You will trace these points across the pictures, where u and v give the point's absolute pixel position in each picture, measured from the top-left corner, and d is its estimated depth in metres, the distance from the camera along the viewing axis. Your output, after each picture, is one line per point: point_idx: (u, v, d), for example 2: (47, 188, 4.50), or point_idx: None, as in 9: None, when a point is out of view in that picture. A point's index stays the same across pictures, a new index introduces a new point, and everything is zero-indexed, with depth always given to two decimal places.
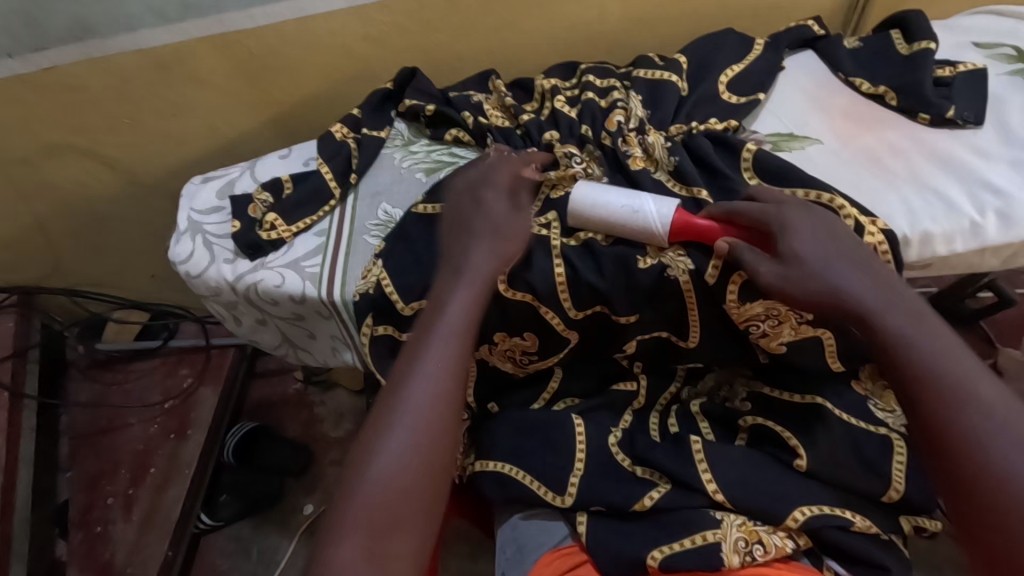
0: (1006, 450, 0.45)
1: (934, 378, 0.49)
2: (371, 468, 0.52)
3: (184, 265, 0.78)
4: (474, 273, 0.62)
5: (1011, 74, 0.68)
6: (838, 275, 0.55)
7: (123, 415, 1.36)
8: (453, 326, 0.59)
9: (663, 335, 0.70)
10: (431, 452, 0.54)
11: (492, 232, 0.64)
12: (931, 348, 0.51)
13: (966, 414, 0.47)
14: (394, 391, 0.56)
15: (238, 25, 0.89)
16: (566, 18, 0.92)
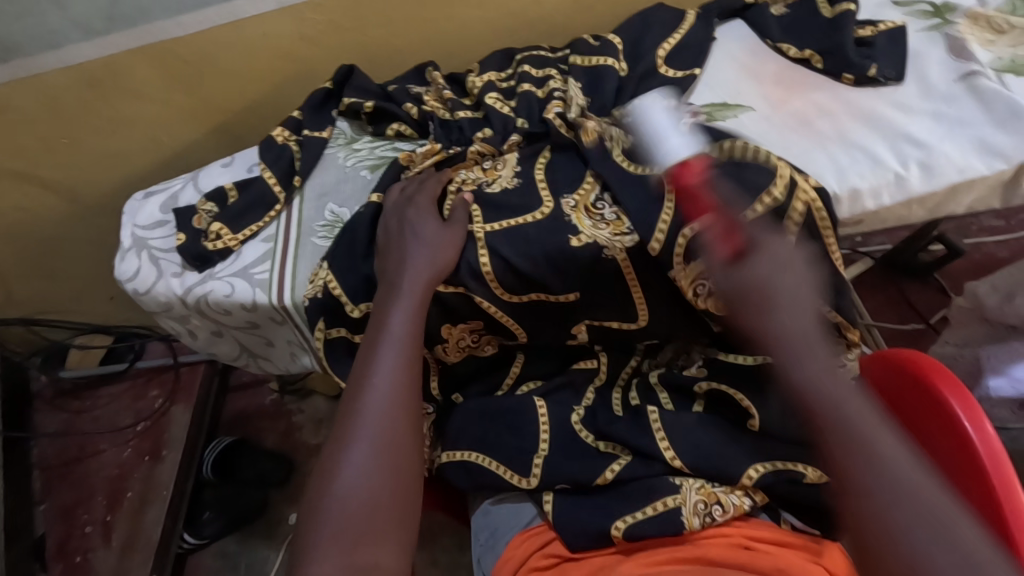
0: (910, 526, 0.43)
1: (852, 438, 0.46)
2: (335, 479, 0.54)
3: (131, 283, 0.77)
4: (415, 282, 0.63)
5: (928, 30, 0.69)
6: (783, 310, 0.50)
7: (94, 441, 1.33)
8: (393, 341, 0.60)
9: (612, 322, 0.70)
10: (395, 460, 0.55)
11: (420, 239, 0.65)
12: (845, 402, 0.47)
13: (893, 517, 0.43)
14: (351, 402, 0.58)
15: (168, 34, 0.87)
16: (502, 5, 0.92)
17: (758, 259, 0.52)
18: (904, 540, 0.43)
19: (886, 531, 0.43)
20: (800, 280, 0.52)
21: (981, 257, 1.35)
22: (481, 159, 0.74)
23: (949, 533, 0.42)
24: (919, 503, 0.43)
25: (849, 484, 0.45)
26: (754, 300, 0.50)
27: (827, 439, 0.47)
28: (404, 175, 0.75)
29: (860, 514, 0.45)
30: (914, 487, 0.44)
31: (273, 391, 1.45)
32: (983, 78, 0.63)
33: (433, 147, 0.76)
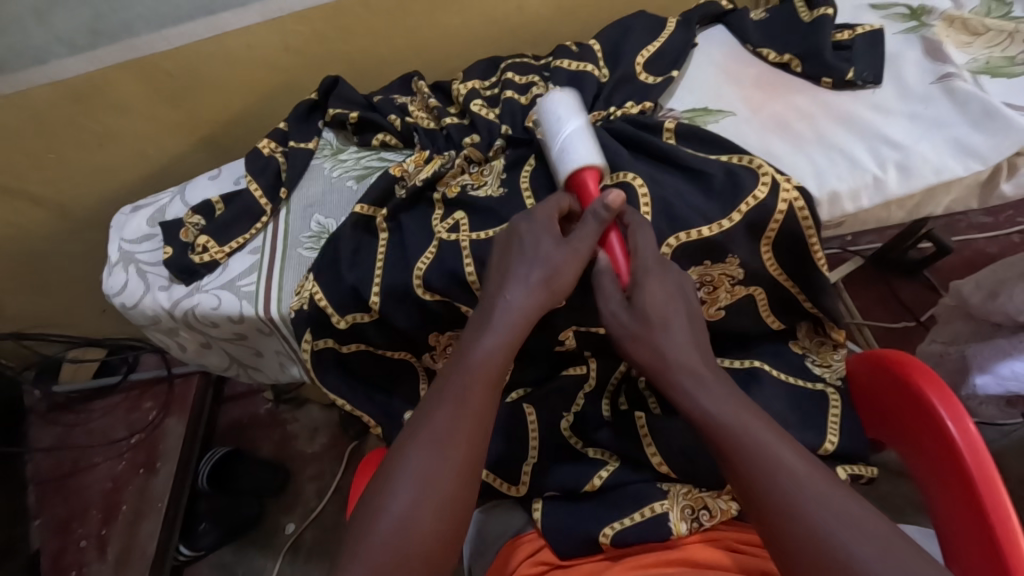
0: (829, 528, 0.45)
1: (747, 452, 0.49)
2: (383, 508, 0.50)
3: (119, 297, 0.77)
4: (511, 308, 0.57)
5: (905, 33, 0.70)
6: (667, 335, 0.55)
7: (88, 455, 1.33)
8: (472, 373, 0.55)
9: (600, 327, 0.70)
10: (449, 505, 0.50)
11: (518, 256, 0.59)
12: (743, 418, 0.51)
13: (800, 517, 0.46)
14: (416, 429, 0.54)
15: (154, 48, 0.88)
16: (486, 13, 0.93)
17: (636, 291, 0.56)
18: (821, 538, 0.45)
19: (807, 529, 0.45)
20: (682, 310, 0.56)
21: (970, 253, 1.35)
22: (468, 164, 0.73)
23: (875, 537, 0.44)
24: (826, 505, 0.46)
25: (756, 496, 0.48)
26: (674, 327, 0.55)
27: (731, 456, 0.50)
28: (398, 187, 0.73)
29: (775, 521, 0.47)
30: (798, 493, 0.47)
31: (268, 400, 1.45)
32: (959, 79, 0.63)
33: (420, 154, 0.76)
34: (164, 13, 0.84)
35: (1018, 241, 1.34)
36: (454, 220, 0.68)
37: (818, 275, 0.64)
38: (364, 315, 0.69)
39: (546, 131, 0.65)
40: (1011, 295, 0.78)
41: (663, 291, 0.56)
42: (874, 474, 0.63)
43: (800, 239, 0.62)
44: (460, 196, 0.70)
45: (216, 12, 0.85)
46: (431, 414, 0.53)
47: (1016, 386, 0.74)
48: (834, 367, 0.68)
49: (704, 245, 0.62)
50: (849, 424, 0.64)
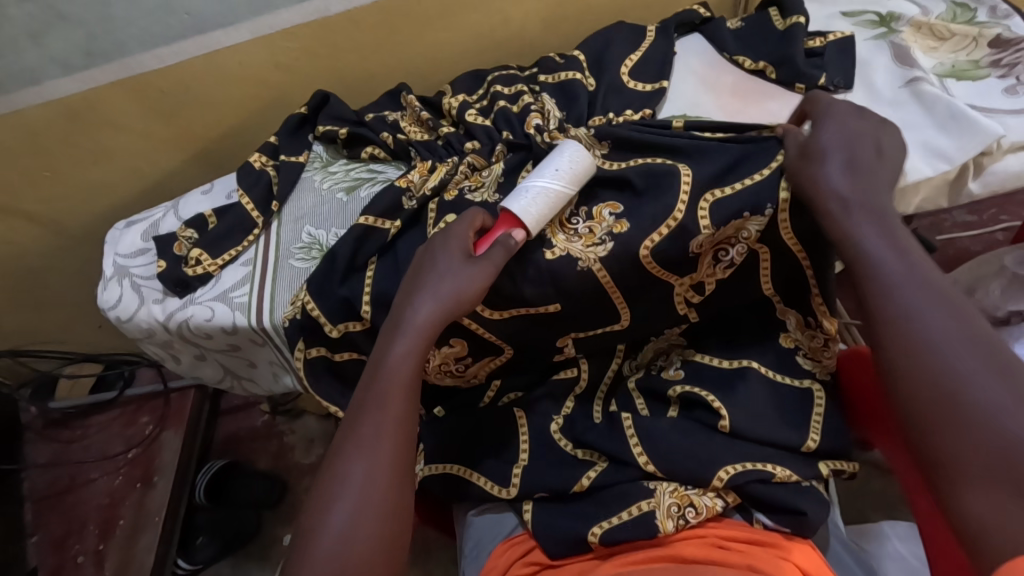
0: (966, 374, 0.48)
1: (902, 296, 0.52)
2: (325, 522, 0.54)
3: (114, 311, 0.78)
4: (421, 322, 0.61)
5: (876, 39, 0.72)
6: (836, 179, 0.58)
7: (85, 470, 1.33)
8: (388, 385, 0.59)
9: (596, 330, 0.72)
10: (383, 511, 0.55)
11: (425, 276, 0.63)
12: (903, 261, 0.54)
13: (944, 356, 0.49)
14: (347, 438, 0.58)
15: (146, 66, 0.89)
16: (471, 27, 0.95)
17: (829, 138, 0.60)
18: (954, 381, 0.48)
19: (942, 370, 0.49)
20: (879, 162, 0.59)
21: (954, 251, 1.37)
22: (471, 170, 0.75)
23: (995, 364, 0.48)
24: (965, 348, 0.49)
25: (884, 314, 0.53)
26: (844, 166, 0.59)
27: (867, 275, 0.55)
28: (404, 200, 0.74)
29: (917, 362, 0.50)
30: (948, 338, 0.49)
31: (265, 412, 1.46)
32: (926, 83, 0.66)
33: (422, 164, 0.77)
34: (157, 33, 0.86)
35: (1001, 238, 1.36)
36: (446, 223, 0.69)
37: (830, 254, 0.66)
38: (356, 323, 0.70)
39: (544, 164, 0.66)
40: (987, 293, 0.80)
41: (841, 134, 0.60)
42: (855, 469, 0.65)
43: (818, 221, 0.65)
44: (457, 199, 0.71)
45: (207, 31, 0.87)
46: (359, 423, 0.58)
47: None
48: (824, 361, 0.68)
49: (739, 201, 0.63)
50: (830, 420, 0.66)
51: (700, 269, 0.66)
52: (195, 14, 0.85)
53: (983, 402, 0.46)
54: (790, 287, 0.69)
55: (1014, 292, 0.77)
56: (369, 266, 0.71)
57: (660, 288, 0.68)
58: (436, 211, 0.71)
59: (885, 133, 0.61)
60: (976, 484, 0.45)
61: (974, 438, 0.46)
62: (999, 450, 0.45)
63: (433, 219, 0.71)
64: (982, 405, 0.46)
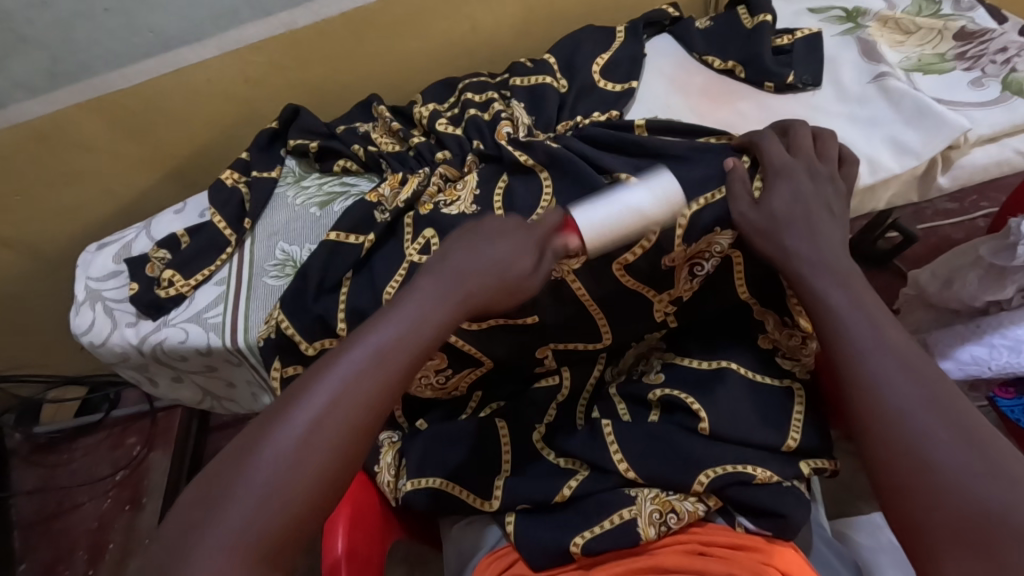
0: (933, 443, 0.44)
1: (865, 356, 0.49)
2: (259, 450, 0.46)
3: (86, 336, 0.77)
4: (460, 276, 0.54)
5: (843, 34, 0.72)
6: (790, 236, 0.57)
7: (72, 495, 1.31)
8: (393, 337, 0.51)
9: (578, 343, 0.72)
10: (329, 468, 0.46)
11: (479, 245, 0.56)
12: (867, 318, 0.51)
13: (907, 427, 0.46)
14: (320, 368, 0.49)
15: (114, 86, 0.88)
16: (441, 34, 0.94)
17: (778, 194, 0.58)
18: (919, 449, 0.45)
19: (908, 438, 0.45)
20: (832, 219, 0.58)
21: (936, 240, 1.38)
22: (443, 182, 0.74)
23: (963, 430, 0.45)
24: (931, 416, 0.45)
25: (850, 380, 0.49)
26: (800, 230, 0.57)
27: (830, 341, 0.52)
28: (376, 213, 0.73)
29: (879, 428, 0.47)
30: (914, 407, 0.46)
31: None
32: (892, 79, 0.66)
33: (393, 177, 0.76)
34: (123, 53, 0.85)
35: (982, 225, 1.37)
36: (424, 239, 0.68)
37: None
38: (332, 340, 0.69)
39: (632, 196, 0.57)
40: (963, 283, 0.80)
41: (790, 192, 0.58)
42: (837, 467, 0.64)
43: None
44: (433, 213, 0.70)
45: (173, 48, 0.86)
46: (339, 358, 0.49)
47: (977, 370, 0.75)
48: (803, 360, 0.69)
49: (710, 212, 0.62)
50: (811, 419, 0.66)
51: (678, 284, 0.66)
52: (161, 32, 0.84)
53: (952, 470, 0.43)
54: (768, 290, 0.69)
55: (990, 282, 0.77)
56: (344, 282, 0.70)
57: (638, 296, 0.68)
58: (414, 226, 0.70)
59: (824, 188, 0.59)
60: (951, 554, 0.42)
61: (946, 509, 0.42)
62: (971, 520, 0.42)
63: (410, 233, 0.70)
64: (951, 473, 0.43)
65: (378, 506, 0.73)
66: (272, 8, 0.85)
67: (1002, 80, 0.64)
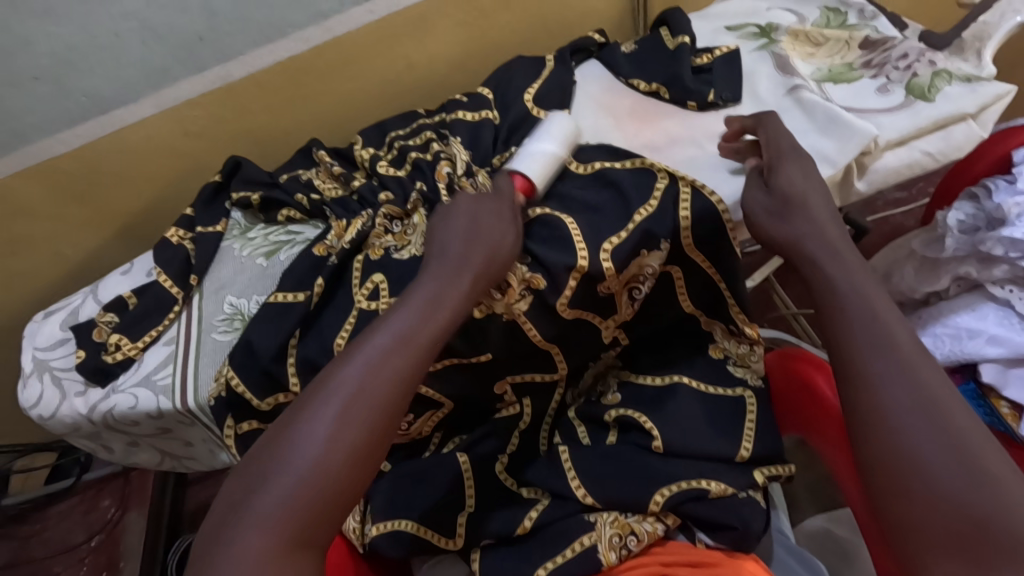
0: (929, 448, 0.43)
1: (867, 351, 0.48)
2: (286, 454, 0.47)
3: (35, 410, 0.76)
4: (466, 261, 0.60)
5: (758, 50, 0.75)
6: (800, 217, 0.57)
7: (48, 565, 1.27)
8: (408, 331, 0.54)
9: (533, 372, 0.72)
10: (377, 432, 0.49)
11: (489, 214, 0.64)
12: (868, 312, 0.49)
13: (905, 434, 0.44)
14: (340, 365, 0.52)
15: (52, 151, 0.88)
16: (378, 75, 0.95)
17: (788, 178, 0.60)
18: (914, 456, 0.43)
19: (905, 442, 0.43)
20: (827, 204, 0.58)
21: (890, 228, 1.41)
22: (390, 221, 0.74)
23: (954, 433, 0.43)
24: (936, 420, 0.43)
25: (850, 376, 0.48)
26: (805, 212, 0.58)
27: (834, 336, 0.50)
28: (328, 261, 0.73)
29: (875, 428, 0.45)
30: (916, 406, 0.44)
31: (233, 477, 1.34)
32: (806, 90, 0.68)
33: (338, 224, 0.76)
34: (58, 119, 0.85)
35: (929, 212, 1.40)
36: (374, 284, 0.69)
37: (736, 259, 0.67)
38: (284, 395, 0.69)
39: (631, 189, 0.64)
40: (902, 277, 0.83)
41: (801, 177, 0.60)
42: (791, 472, 0.65)
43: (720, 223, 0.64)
44: (383, 258, 0.70)
45: (108, 110, 0.86)
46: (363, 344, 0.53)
47: None
48: (753, 367, 0.71)
49: (634, 238, 0.63)
50: (763, 427, 0.66)
51: (621, 308, 0.68)
52: (93, 96, 0.84)
53: (941, 475, 0.42)
54: (710, 300, 0.71)
55: (925, 273, 0.79)
56: (289, 348, 0.68)
57: (586, 325, 0.69)
58: (362, 271, 0.70)
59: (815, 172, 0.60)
60: (932, 559, 0.41)
61: (936, 518, 0.41)
62: (963, 527, 0.40)
63: (359, 278, 0.70)
64: (939, 475, 0.42)
65: (351, 556, 0.69)
66: (204, 64, 0.86)
67: (906, 85, 0.67)
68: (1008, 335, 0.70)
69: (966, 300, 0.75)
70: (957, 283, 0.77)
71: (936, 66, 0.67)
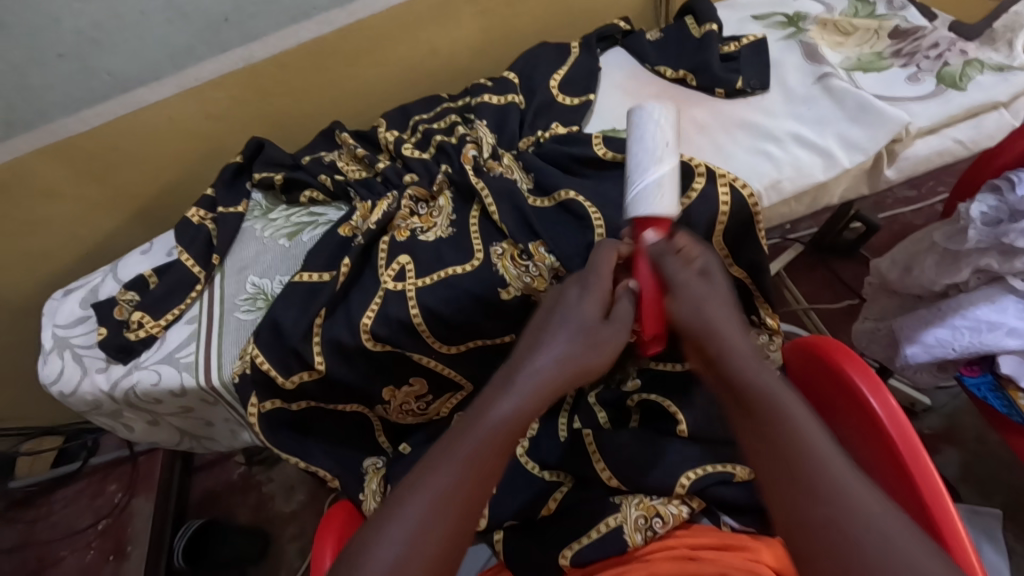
0: (850, 513, 0.41)
1: (773, 418, 0.47)
2: (359, 575, 0.42)
3: (56, 386, 0.76)
4: (555, 382, 0.52)
5: (786, 39, 0.75)
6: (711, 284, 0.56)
7: (54, 549, 1.25)
8: (485, 452, 0.48)
9: None
10: (441, 566, 0.44)
11: (592, 324, 0.54)
12: (753, 368, 0.50)
13: (833, 502, 0.42)
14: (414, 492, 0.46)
15: (72, 129, 0.87)
16: (399, 59, 0.95)
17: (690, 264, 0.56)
18: (847, 517, 0.41)
19: (825, 510, 0.42)
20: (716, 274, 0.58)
21: (899, 226, 1.39)
22: (415, 204, 0.73)
23: (851, 496, 0.42)
24: (846, 489, 0.42)
25: (770, 439, 0.46)
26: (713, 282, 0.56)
27: (745, 396, 0.49)
28: (355, 240, 0.73)
29: (799, 499, 0.43)
30: (841, 479, 0.43)
31: (240, 463, 1.34)
32: (835, 78, 0.69)
33: (363, 206, 0.75)
34: (78, 96, 0.84)
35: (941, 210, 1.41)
36: (399, 265, 0.68)
37: (761, 256, 0.67)
38: (309, 372, 0.69)
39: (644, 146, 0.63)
40: (922, 269, 0.83)
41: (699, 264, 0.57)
42: None
43: (750, 226, 0.65)
44: (410, 240, 0.70)
45: (130, 89, 0.86)
46: (438, 470, 0.47)
47: (943, 352, 0.77)
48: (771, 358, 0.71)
49: None
50: None
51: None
52: (115, 74, 0.83)
53: (865, 542, 0.40)
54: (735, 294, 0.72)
55: (945, 266, 0.79)
56: (315, 327, 0.68)
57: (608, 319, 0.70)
58: (386, 252, 0.70)
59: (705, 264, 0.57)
60: None
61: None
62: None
63: (384, 259, 0.69)
64: (884, 539, 0.40)
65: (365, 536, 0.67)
66: (228, 44, 0.85)
67: (936, 74, 0.67)
68: None
69: (985, 293, 0.75)
70: (977, 276, 0.77)
71: (966, 56, 0.68)
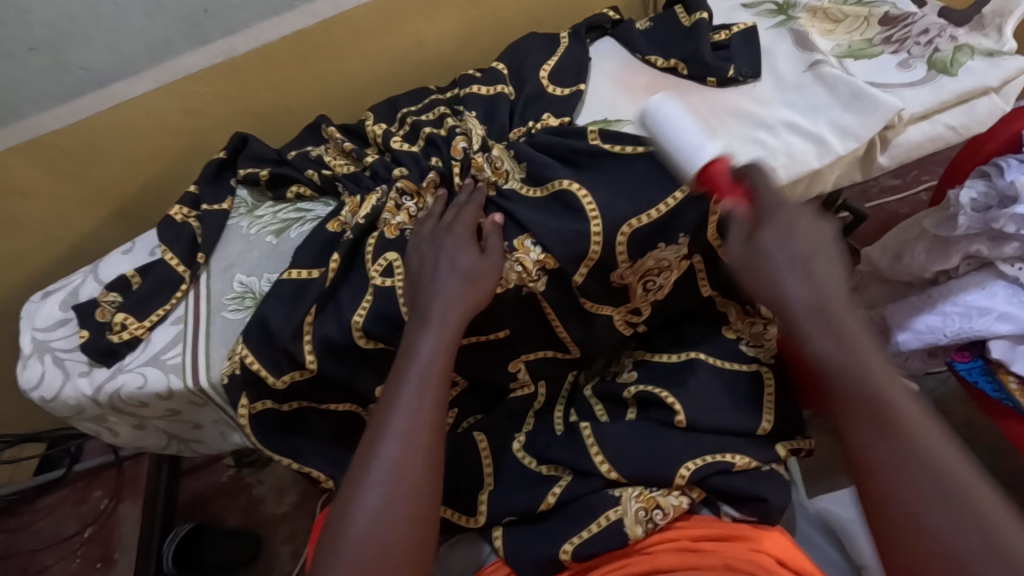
0: (929, 507, 0.43)
1: (860, 404, 0.47)
2: (348, 525, 0.50)
3: (36, 391, 0.73)
4: (445, 319, 0.58)
5: (776, 27, 0.75)
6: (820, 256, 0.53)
7: (38, 558, 1.22)
8: (418, 387, 0.55)
9: (549, 353, 0.72)
10: (418, 492, 0.51)
11: (470, 267, 0.61)
12: (852, 350, 0.49)
13: (911, 497, 0.43)
14: (374, 439, 0.53)
15: (48, 126, 0.85)
16: (385, 51, 0.93)
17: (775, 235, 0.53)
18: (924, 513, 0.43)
19: (902, 501, 0.44)
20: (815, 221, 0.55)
21: (885, 216, 1.40)
22: (401, 197, 0.71)
23: (948, 483, 0.43)
24: (925, 478, 0.44)
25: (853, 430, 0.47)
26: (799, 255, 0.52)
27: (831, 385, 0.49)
28: (344, 236, 0.71)
29: (879, 484, 0.45)
30: (928, 471, 0.44)
31: (229, 466, 1.31)
32: (827, 66, 0.69)
33: (351, 200, 0.74)
34: (53, 92, 0.82)
35: (925, 199, 1.42)
36: (387, 262, 0.67)
37: None
38: (300, 372, 0.67)
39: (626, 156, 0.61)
40: (913, 255, 0.83)
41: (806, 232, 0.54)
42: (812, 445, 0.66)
43: None
44: (399, 238, 0.69)
45: (108, 84, 0.83)
46: (391, 410, 0.54)
47: (934, 339, 0.76)
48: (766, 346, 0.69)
49: (656, 225, 0.62)
50: (783, 403, 0.66)
51: (634, 297, 0.67)
52: (91, 68, 0.81)
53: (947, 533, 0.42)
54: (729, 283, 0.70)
55: (936, 252, 0.80)
56: (305, 325, 0.67)
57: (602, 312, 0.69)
58: (375, 247, 0.68)
59: (813, 229, 0.54)
60: None
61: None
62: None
63: (372, 254, 0.68)
64: (982, 534, 0.41)
65: None
66: (208, 36, 0.83)
67: (927, 60, 0.67)
68: (1018, 313, 0.71)
69: (975, 278, 0.76)
70: (967, 262, 0.77)
71: (957, 41, 0.68)
